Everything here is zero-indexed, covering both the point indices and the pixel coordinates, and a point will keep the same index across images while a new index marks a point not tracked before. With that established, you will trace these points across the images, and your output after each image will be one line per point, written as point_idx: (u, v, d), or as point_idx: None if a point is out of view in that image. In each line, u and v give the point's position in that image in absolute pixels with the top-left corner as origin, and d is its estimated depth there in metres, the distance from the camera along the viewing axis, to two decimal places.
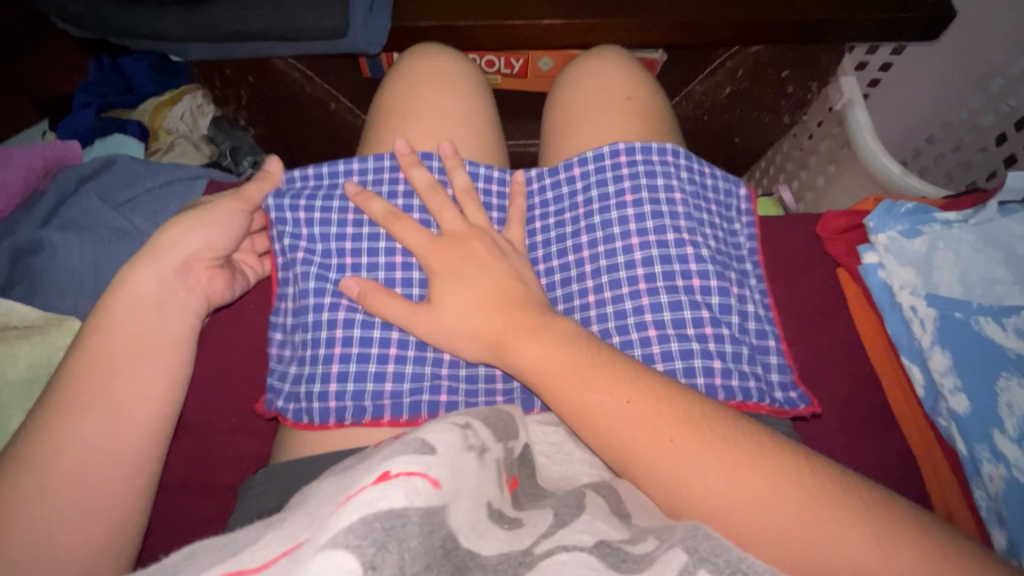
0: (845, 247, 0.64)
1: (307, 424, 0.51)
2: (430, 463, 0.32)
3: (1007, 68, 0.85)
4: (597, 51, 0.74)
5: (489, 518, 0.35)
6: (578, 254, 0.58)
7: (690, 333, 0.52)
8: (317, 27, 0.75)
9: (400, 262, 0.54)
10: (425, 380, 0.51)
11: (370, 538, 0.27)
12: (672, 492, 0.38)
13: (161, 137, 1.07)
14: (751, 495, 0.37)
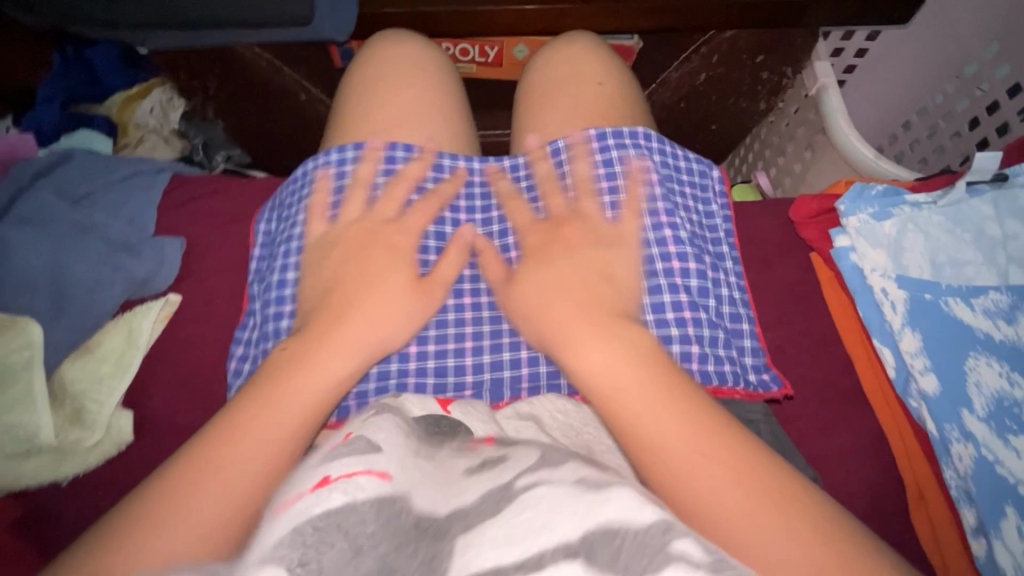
0: (819, 232, 0.63)
1: None
2: (373, 460, 0.31)
3: (983, 54, 0.84)
4: (570, 36, 0.73)
5: (469, 475, 0.35)
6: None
7: (669, 318, 0.51)
8: (283, 14, 0.73)
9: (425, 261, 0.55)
10: (392, 378, 0.52)
11: (303, 542, 0.27)
12: (684, 493, 0.36)
13: (131, 132, 1.05)
14: (754, 517, 0.35)
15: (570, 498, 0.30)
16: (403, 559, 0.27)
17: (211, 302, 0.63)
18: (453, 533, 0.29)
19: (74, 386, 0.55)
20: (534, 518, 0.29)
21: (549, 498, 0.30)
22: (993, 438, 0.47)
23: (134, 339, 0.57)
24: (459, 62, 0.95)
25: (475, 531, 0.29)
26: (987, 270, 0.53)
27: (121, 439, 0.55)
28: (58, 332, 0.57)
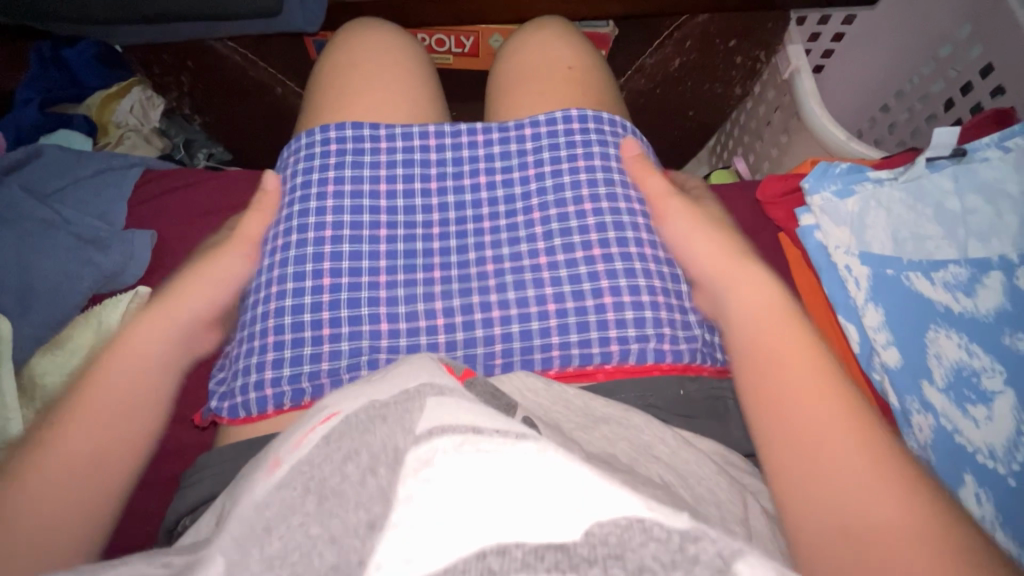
0: (785, 212, 0.64)
1: (244, 417, 0.49)
2: (317, 415, 0.35)
3: (956, 35, 0.83)
4: (541, 20, 0.73)
5: (433, 367, 0.36)
6: (510, 218, 0.56)
7: (644, 300, 0.50)
8: (251, 7, 0.73)
9: (503, 241, 0.55)
10: (364, 355, 0.50)
11: (295, 485, 0.29)
12: (794, 422, 0.39)
13: (111, 131, 1.00)
14: (858, 477, 0.36)
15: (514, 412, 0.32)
16: (371, 437, 0.31)
17: None
18: (421, 397, 0.33)
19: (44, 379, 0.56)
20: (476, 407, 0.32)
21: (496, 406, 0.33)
22: (952, 408, 0.49)
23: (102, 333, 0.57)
24: (435, 53, 0.95)
25: (415, 411, 0.32)
26: (949, 245, 0.54)
27: None
28: (27, 327, 0.57)
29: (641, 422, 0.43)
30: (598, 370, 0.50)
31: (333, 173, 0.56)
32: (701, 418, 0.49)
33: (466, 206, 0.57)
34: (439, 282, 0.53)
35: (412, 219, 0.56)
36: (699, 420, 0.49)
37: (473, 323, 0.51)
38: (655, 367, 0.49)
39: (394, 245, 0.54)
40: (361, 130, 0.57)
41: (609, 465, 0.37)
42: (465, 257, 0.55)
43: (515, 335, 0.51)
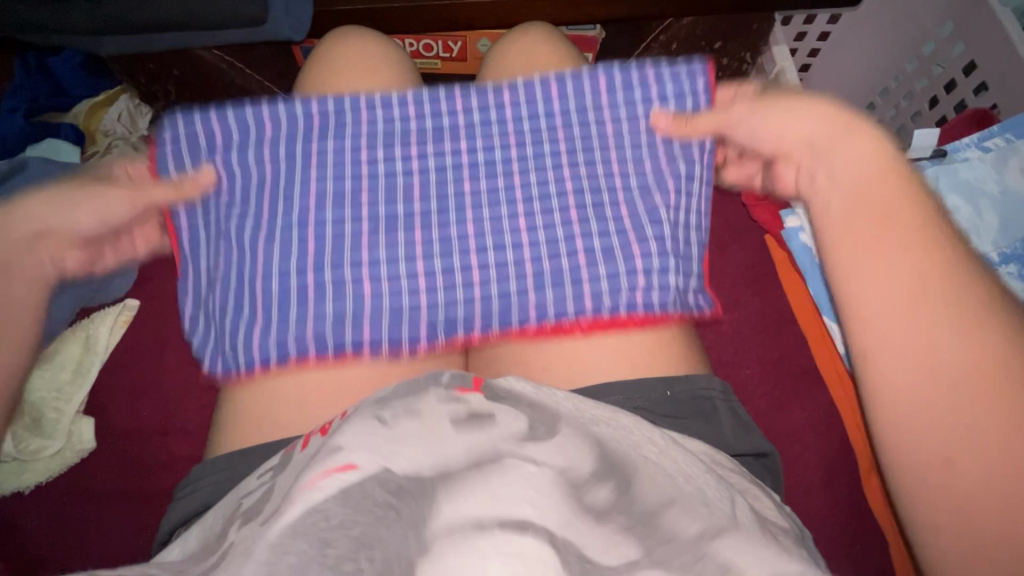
0: (770, 215, 0.70)
1: (235, 375, 0.52)
2: (339, 458, 0.32)
3: (938, 33, 0.82)
4: (523, 26, 0.73)
5: (454, 428, 0.35)
6: (491, 177, 0.59)
7: (614, 253, 0.55)
8: (236, 16, 0.73)
9: (487, 201, 0.58)
10: (353, 316, 0.54)
11: (309, 540, 0.29)
12: (869, 276, 0.41)
13: (99, 140, 0.96)
14: (928, 335, 0.38)
15: (552, 496, 0.33)
16: (387, 530, 0.30)
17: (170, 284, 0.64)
18: (437, 496, 0.32)
19: (34, 396, 0.60)
20: (518, 492, 0.32)
21: (536, 480, 0.33)
22: None
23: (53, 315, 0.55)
24: (423, 58, 0.95)
25: (463, 498, 0.31)
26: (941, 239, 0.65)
27: (83, 447, 0.60)
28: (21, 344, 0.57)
29: (628, 423, 0.43)
30: (575, 326, 0.53)
31: (320, 135, 0.59)
32: (687, 418, 0.48)
33: (448, 172, 0.59)
34: (422, 248, 0.56)
35: (396, 191, 0.58)
36: (685, 421, 0.48)
37: (455, 287, 0.56)
38: (628, 319, 0.52)
39: (378, 212, 0.57)
40: (343, 104, 0.60)
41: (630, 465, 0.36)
42: (447, 223, 0.57)
43: (494, 298, 0.55)
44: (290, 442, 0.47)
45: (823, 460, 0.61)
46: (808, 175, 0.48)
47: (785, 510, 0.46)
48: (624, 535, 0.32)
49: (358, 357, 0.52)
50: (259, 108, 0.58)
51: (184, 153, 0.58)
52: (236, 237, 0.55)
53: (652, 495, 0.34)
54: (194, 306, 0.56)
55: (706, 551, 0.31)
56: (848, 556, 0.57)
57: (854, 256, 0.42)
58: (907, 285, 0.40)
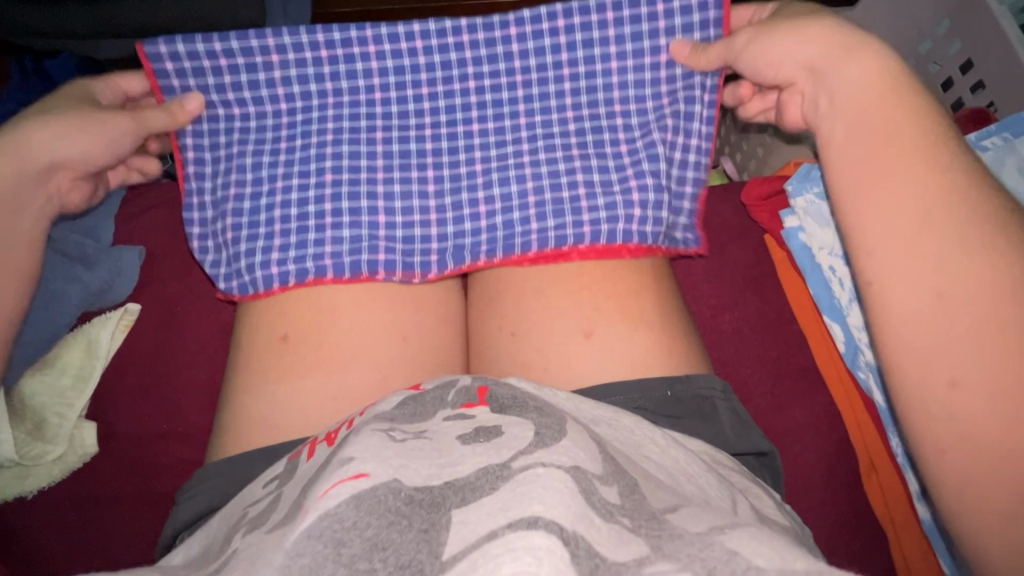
0: (769, 213, 0.70)
1: (254, 294, 0.56)
2: (352, 466, 0.31)
3: (935, 31, 0.82)
4: None
5: (463, 444, 0.35)
6: (497, 119, 0.61)
7: (614, 186, 0.58)
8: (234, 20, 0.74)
9: (493, 142, 0.60)
10: (364, 242, 0.56)
11: (325, 540, 0.29)
12: (871, 193, 0.43)
13: None
14: (932, 250, 0.40)
15: (566, 493, 0.29)
16: (399, 535, 0.29)
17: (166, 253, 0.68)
18: (449, 505, 0.30)
19: (35, 400, 0.60)
20: (529, 492, 0.29)
21: (547, 480, 0.30)
22: None
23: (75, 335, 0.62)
24: None
25: (472, 507, 0.30)
26: None
27: (85, 452, 0.61)
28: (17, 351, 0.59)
29: (630, 423, 0.43)
30: (574, 251, 0.56)
31: (328, 69, 0.59)
32: (686, 418, 0.49)
33: (457, 108, 0.61)
34: (431, 181, 0.59)
35: (405, 135, 0.60)
36: (685, 421, 0.48)
37: (463, 216, 0.59)
38: (623, 247, 0.56)
39: (391, 146, 0.60)
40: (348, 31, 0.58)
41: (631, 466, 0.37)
42: (456, 158, 0.60)
43: (498, 226, 0.58)
44: (292, 445, 0.47)
45: (823, 459, 0.61)
46: (816, 102, 0.50)
47: (784, 509, 0.46)
48: (631, 534, 0.29)
49: (372, 278, 0.56)
50: (262, 34, 0.58)
51: (189, 76, 0.59)
52: (255, 170, 0.59)
53: (659, 505, 0.33)
54: (200, 227, 0.60)
55: (712, 538, 0.29)
56: (847, 555, 0.58)
57: (856, 177, 0.44)
58: (908, 201, 0.41)
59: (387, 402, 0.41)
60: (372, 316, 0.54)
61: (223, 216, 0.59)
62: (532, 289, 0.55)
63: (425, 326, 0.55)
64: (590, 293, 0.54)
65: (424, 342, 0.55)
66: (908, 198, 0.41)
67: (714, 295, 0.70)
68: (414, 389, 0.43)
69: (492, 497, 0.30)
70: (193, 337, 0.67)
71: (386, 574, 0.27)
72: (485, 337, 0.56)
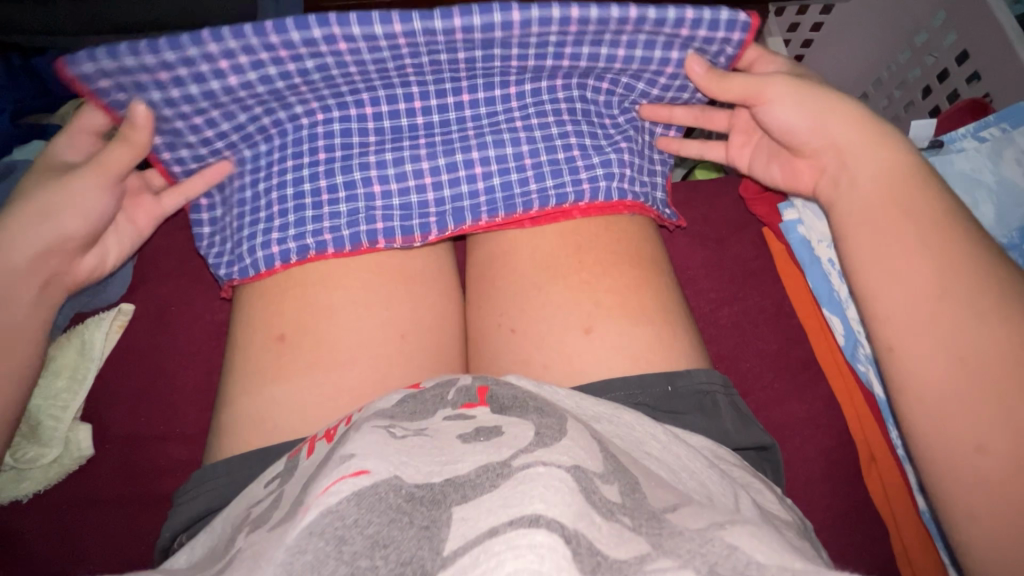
0: (767, 206, 0.70)
1: (256, 275, 0.56)
2: (352, 463, 0.31)
3: (931, 23, 0.82)
4: None
5: (463, 443, 0.35)
6: (488, 94, 0.58)
7: (604, 144, 0.58)
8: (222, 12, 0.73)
9: (484, 112, 0.58)
10: (362, 214, 0.55)
11: (326, 537, 0.28)
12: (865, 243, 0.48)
13: None
14: (916, 287, 0.45)
15: (566, 492, 0.29)
16: (401, 533, 0.28)
17: (185, 256, 0.70)
18: (449, 502, 0.30)
19: (29, 403, 0.59)
20: (530, 490, 0.29)
21: (548, 478, 0.29)
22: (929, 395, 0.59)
23: (87, 352, 0.62)
24: None
25: (474, 502, 0.29)
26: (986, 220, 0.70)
27: (81, 454, 0.60)
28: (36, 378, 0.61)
29: (632, 419, 0.43)
30: (575, 209, 0.57)
31: (294, 68, 0.52)
32: (687, 414, 0.48)
33: (445, 85, 0.57)
34: (424, 152, 0.57)
35: (395, 113, 0.57)
36: (685, 416, 0.48)
37: (460, 184, 0.57)
38: (620, 205, 0.58)
39: (381, 123, 0.57)
40: (310, 32, 0.50)
41: (632, 460, 0.37)
42: (447, 127, 0.57)
43: (496, 188, 0.57)
44: (293, 445, 0.47)
45: (823, 451, 0.61)
46: (833, 179, 0.52)
47: (787, 503, 0.46)
48: (632, 533, 0.29)
49: (374, 248, 0.56)
50: (202, 41, 0.50)
51: (130, 91, 0.53)
52: (254, 156, 0.58)
53: (659, 503, 0.33)
54: (211, 226, 0.61)
55: (712, 533, 0.29)
56: (849, 547, 0.58)
57: (856, 225, 0.49)
58: (904, 240, 0.46)
59: (385, 400, 0.41)
60: (370, 314, 0.54)
61: (231, 207, 0.59)
62: (532, 285, 0.55)
63: (424, 324, 0.55)
64: (589, 288, 0.53)
65: (423, 340, 0.54)
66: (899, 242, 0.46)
67: (714, 289, 0.70)
68: (413, 388, 0.43)
69: (493, 494, 0.30)
70: (192, 336, 0.67)
71: (388, 572, 0.27)
72: (486, 334, 0.56)
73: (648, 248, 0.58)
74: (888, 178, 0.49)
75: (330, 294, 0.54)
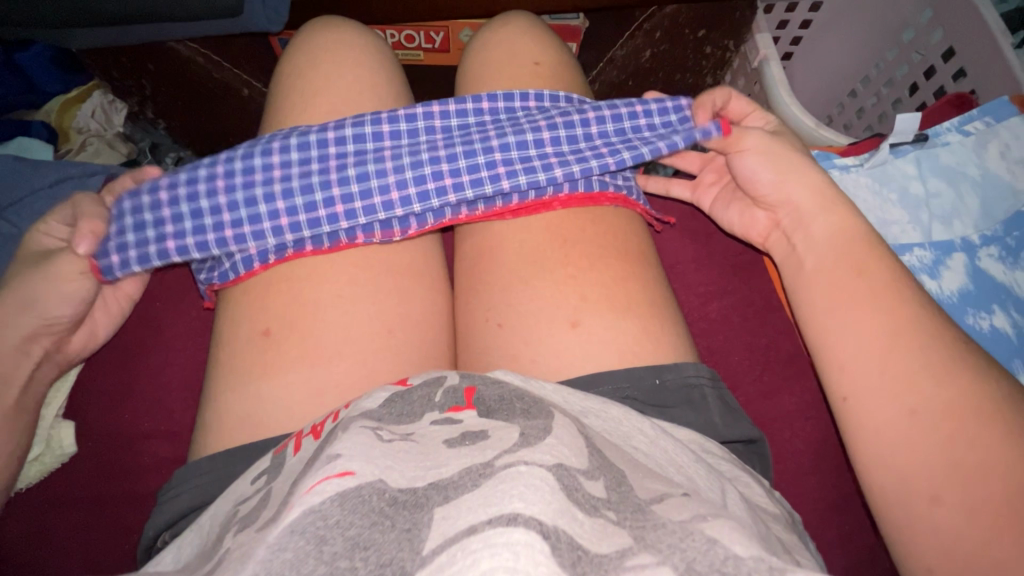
0: None
1: (235, 279, 0.55)
2: (336, 464, 0.31)
3: (917, 19, 0.82)
4: (503, 16, 0.72)
5: (448, 447, 0.35)
6: (458, 106, 0.59)
7: (576, 131, 0.58)
8: (210, 4, 0.73)
9: (453, 110, 0.59)
10: (322, 211, 0.54)
11: (307, 536, 0.27)
12: (833, 286, 0.49)
13: (72, 137, 0.92)
14: (883, 316, 0.46)
15: (545, 491, 0.28)
16: (382, 535, 0.28)
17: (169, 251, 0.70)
18: (431, 505, 0.30)
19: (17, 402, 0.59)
20: (510, 489, 0.28)
21: (529, 478, 0.29)
22: None
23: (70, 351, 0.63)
24: (404, 49, 0.93)
25: (455, 504, 0.29)
26: (968, 217, 0.70)
27: (63, 452, 0.59)
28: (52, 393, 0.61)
29: (619, 414, 0.43)
30: (555, 200, 0.57)
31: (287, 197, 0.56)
32: (675, 407, 0.48)
33: (412, 120, 0.58)
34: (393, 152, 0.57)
35: (358, 123, 0.57)
36: (672, 411, 0.48)
37: (422, 163, 0.55)
38: (603, 196, 0.58)
39: (342, 131, 0.56)
40: (314, 207, 0.54)
41: (619, 452, 0.37)
42: (415, 125, 0.58)
43: (462, 171, 0.55)
44: (277, 440, 0.47)
45: (810, 443, 0.62)
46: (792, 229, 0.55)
47: (774, 496, 0.46)
48: (614, 528, 0.29)
49: (353, 245, 0.56)
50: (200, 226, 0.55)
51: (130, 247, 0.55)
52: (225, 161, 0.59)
53: (645, 495, 0.33)
54: None
55: (692, 527, 0.29)
56: (836, 538, 0.58)
57: (829, 267, 0.50)
58: (871, 275, 0.48)
59: (372, 398, 0.40)
60: (357, 309, 0.53)
61: None
62: (519, 280, 0.54)
63: (411, 318, 0.55)
64: (575, 281, 0.53)
65: (408, 335, 0.54)
66: (864, 288, 0.48)
67: (702, 284, 0.70)
68: (400, 384, 0.42)
69: (474, 493, 0.29)
70: (177, 332, 0.67)
71: (367, 573, 0.26)
72: (473, 329, 0.55)
73: (635, 243, 0.58)
74: (855, 228, 0.51)
75: (318, 289, 0.53)
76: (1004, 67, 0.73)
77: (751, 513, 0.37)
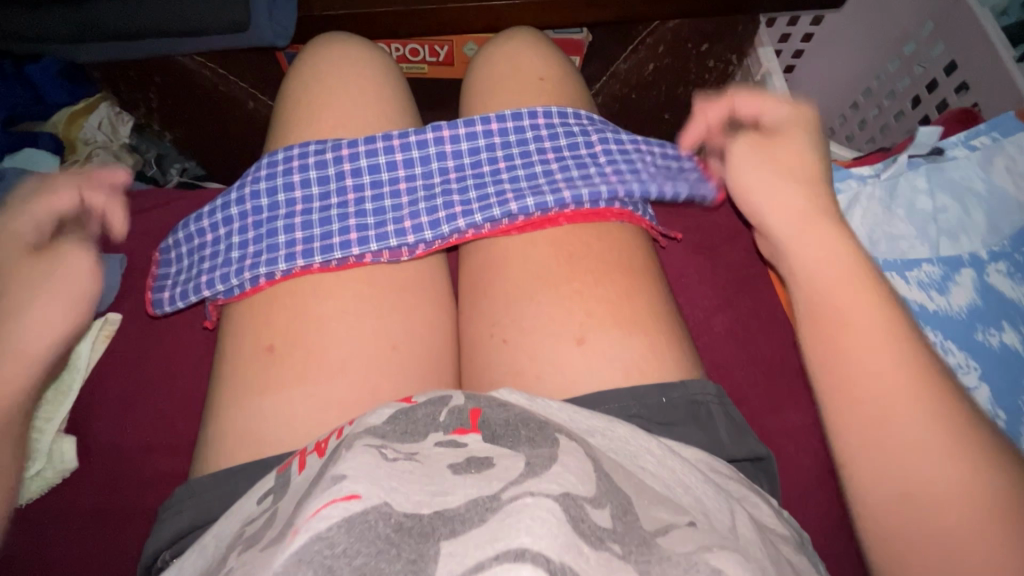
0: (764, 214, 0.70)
1: (241, 294, 0.55)
2: (341, 487, 0.30)
3: (919, 33, 0.82)
4: (508, 31, 0.72)
5: (453, 473, 0.34)
6: (467, 127, 0.60)
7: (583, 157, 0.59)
8: (217, 18, 0.73)
9: (462, 131, 0.59)
10: (336, 237, 0.55)
11: (313, 566, 0.27)
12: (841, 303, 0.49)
13: (80, 149, 0.91)
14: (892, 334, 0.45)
15: (553, 524, 0.28)
16: (387, 565, 0.27)
17: None
18: (438, 535, 0.29)
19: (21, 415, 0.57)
20: (517, 522, 0.28)
21: (537, 510, 0.29)
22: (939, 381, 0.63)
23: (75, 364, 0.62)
24: (409, 62, 0.94)
25: (463, 539, 0.29)
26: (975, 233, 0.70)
27: (64, 466, 0.58)
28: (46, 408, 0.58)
29: (625, 433, 0.42)
30: (560, 216, 0.57)
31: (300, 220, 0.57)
32: (683, 425, 0.48)
33: (423, 145, 0.59)
34: (404, 177, 0.59)
35: (372, 152, 0.59)
36: (680, 429, 0.47)
37: (434, 195, 0.58)
38: (609, 212, 0.58)
39: (358, 160, 0.58)
40: (329, 234, 0.56)
41: (626, 472, 0.37)
42: (425, 150, 0.59)
43: (472, 199, 0.57)
44: (280, 458, 0.46)
45: (817, 459, 0.61)
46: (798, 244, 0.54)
47: (783, 515, 0.45)
48: (620, 562, 0.29)
49: (360, 263, 0.56)
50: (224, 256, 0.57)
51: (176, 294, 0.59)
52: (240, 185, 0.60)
53: (650, 526, 0.33)
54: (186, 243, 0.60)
55: (697, 557, 0.29)
56: (846, 557, 0.57)
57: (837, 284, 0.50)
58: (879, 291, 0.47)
59: (376, 415, 0.40)
60: (363, 325, 0.53)
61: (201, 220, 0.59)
62: (525, 295, 0.54)
63: (415, 333, 0.54)
64: (580, 296, 0.53)
65: (413, 350, 0.53)
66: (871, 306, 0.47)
67: (706, 297, 0.70)
68: (405, 402, 0.42)
69: (481, 528, 0.29)
70: (180, 345, 0.67)
71: None
72: (478, 343, 0.55)
73: (640, 258, 0.58)
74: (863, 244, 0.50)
75: (323, 305, 0.53)
76: (1007, 81, 0.73)
77: (762, 537, 0.37)
